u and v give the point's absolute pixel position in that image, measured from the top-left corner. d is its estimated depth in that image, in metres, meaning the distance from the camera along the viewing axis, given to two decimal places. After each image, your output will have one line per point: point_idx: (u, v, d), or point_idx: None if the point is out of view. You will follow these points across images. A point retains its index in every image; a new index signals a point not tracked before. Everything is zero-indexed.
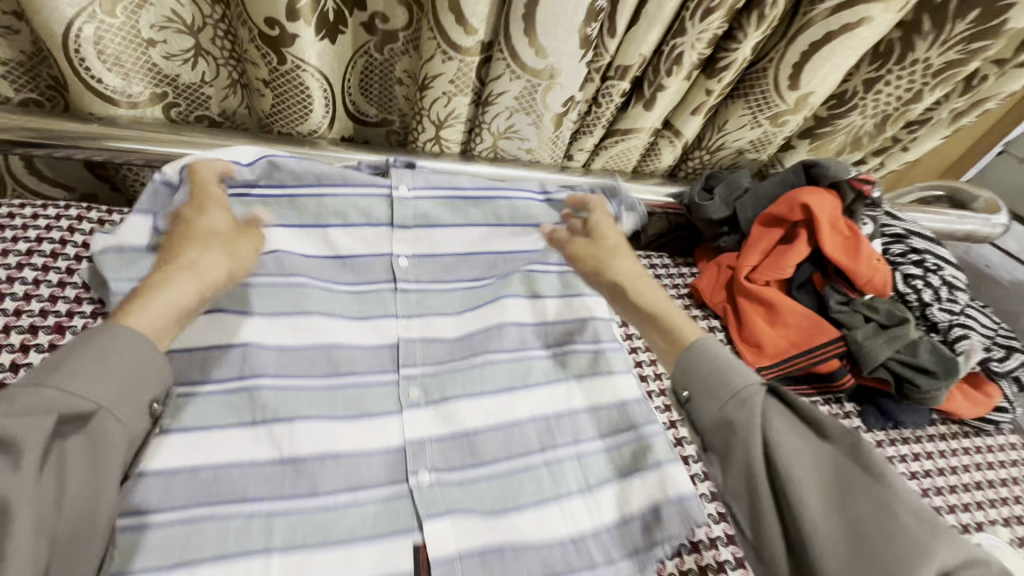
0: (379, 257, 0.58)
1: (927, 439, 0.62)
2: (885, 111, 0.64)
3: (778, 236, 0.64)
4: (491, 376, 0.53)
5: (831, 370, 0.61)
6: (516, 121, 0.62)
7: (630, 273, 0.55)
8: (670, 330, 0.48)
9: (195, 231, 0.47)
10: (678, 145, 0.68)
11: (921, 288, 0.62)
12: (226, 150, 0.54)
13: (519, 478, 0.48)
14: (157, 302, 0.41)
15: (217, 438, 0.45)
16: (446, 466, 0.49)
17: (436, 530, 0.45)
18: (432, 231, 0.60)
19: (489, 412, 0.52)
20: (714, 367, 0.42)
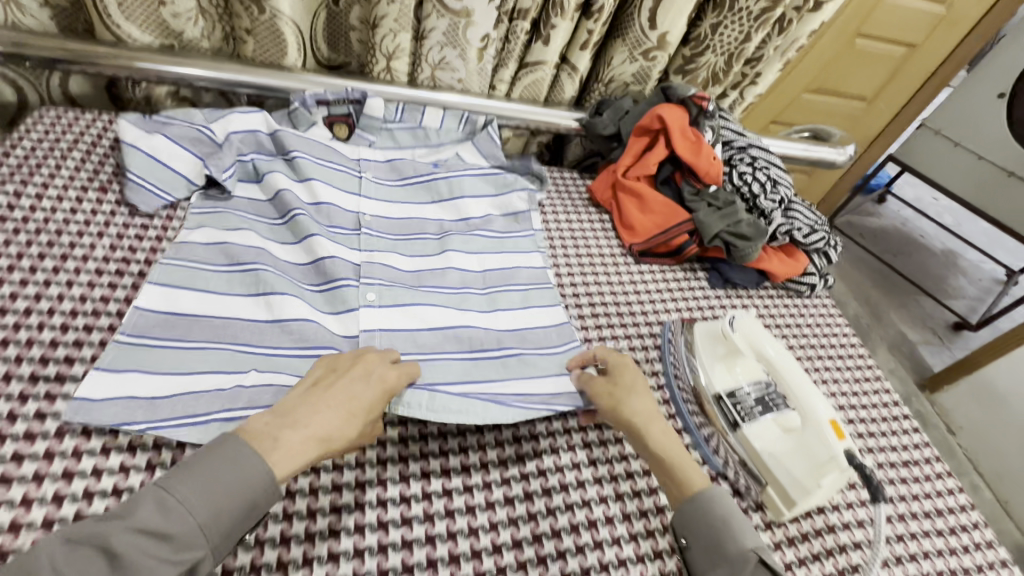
0: (346, 191, 0.76)
1: (756, 295, 0.84)
2: (730, 50, 0.82)
3: (645, 144, 0.84)
4: (427, 261, 0.72)
5: (681, 243, 0.82)
6: (447, 54, 0.83)
7: (639, 406, 0.57)
8: (670, 464, 0.54)
9: (347, 372, 0.52)
10: (575, 78, 0.88)
11: (750, 182, 0.83)
12: (246, 115, 0.74)
13: (440, 298, 0.68)
14: (285, 450, 0.45)
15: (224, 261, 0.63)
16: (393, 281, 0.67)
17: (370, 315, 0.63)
18: (389, 183, 0.80)
19: (425, 284, 0.69)
20: (724, 521, 0.51)
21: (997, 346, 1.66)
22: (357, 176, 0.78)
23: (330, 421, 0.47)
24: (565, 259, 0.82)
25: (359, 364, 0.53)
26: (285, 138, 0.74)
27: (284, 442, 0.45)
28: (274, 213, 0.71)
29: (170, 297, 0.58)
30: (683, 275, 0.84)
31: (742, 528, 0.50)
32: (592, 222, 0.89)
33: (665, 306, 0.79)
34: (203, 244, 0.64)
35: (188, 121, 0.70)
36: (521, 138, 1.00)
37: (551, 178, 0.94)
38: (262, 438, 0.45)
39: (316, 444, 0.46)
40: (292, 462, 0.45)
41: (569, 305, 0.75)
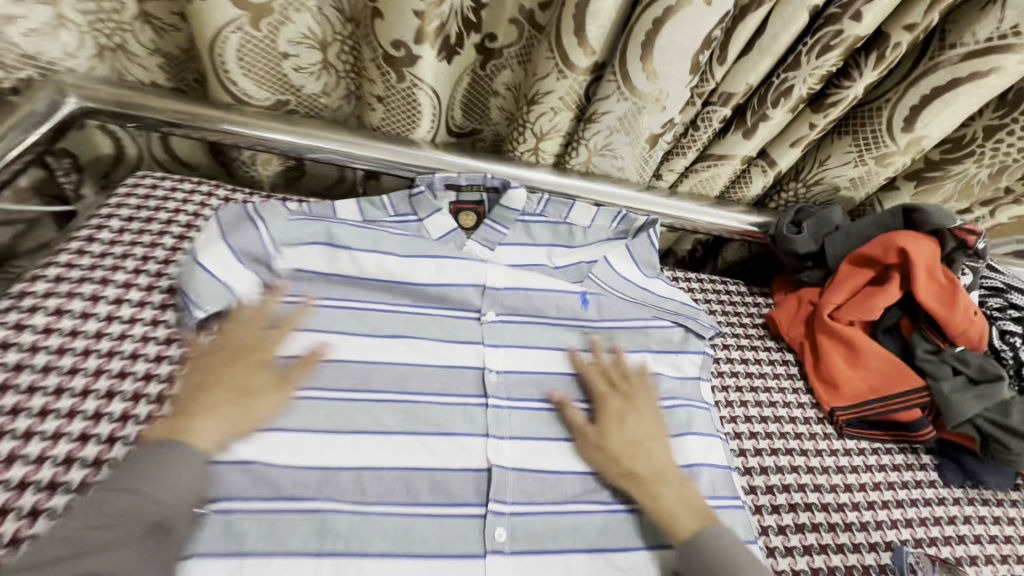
0: (470, 346, 0.60)
1: (1009, 503, 0.60)
2: (1003, 163, 0.61)
3: (867, 277, 0.63)
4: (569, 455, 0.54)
5: (911, 420, 0.60)
6: (615, 139, 0.65)
7: (630, 437, 0.53)
8: (669, 514, 0.48)
9: (267, 351, 0.52)
10: (770, 175, 0.68)
11: (1019, 346, 0.60)
12: (346, 245, 0.60)
13: (593, 529, 0.51)
14: (214, 411, 0.45)
15: (321, 443, 0.49)
16: (522, 503, 0.51)
17: (500, 568, 0.47)
18: (515, 326, 0.63)
19: (564, 494, 0.52)
20: (723, 557, 0.45)
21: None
22: (478, 319, 0.62)
23: (216, 423, 0.45)
24: (749, 432, 0.61)
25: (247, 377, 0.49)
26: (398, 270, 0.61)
27: (201, 411, 0.45)
28: (392, 357, 0.56)
29: (238, 530, 0.44)
30: (904, 460, 0.62)
31: (736, 559, 0.45)
32: (773, 363, 0.68)
33: (889, 515, 0.57)
34: (301, 401, 0.51)
35: (269, 240, 0.56)
36: (675, 234, 0.81)
37: (715, 296, 0.74)
38: (164, 431, 0.43)
39: (230, 426, 0.46)
40: (216, 438, 0.44)
41: (761, 509, 0.55)
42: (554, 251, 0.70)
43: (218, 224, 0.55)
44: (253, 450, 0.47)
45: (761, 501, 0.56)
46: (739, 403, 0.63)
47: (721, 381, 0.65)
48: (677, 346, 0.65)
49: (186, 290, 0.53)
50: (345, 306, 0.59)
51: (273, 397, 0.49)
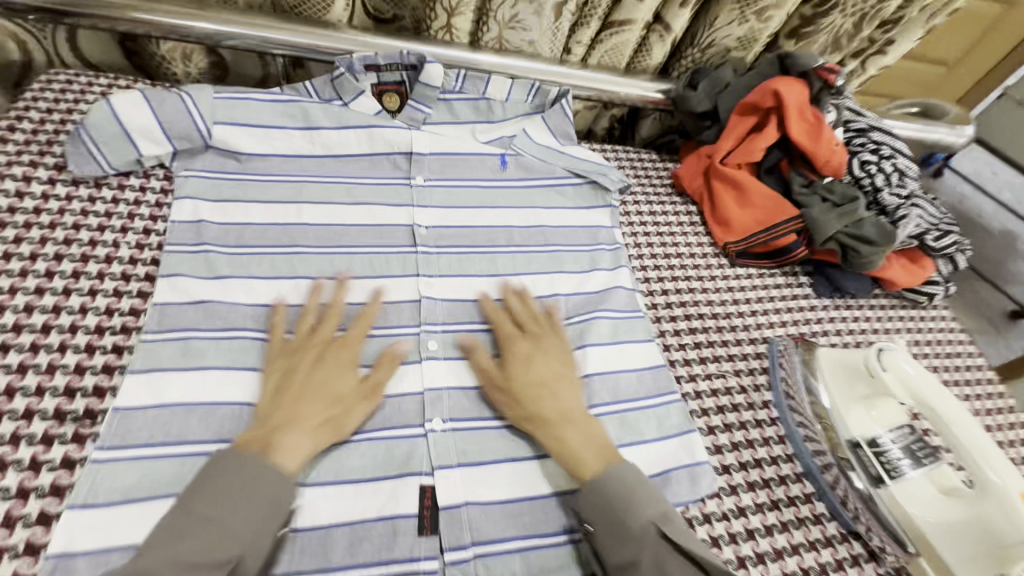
0: (400, 207, 0.65)
1: (866, 306, 0.73)
2: (863, 10, 0.68)
3: (751, 124, 0.71)
4: (493, 287, 0.61)
5: (787, 244, 0.71)
6: (520, 10, 0.69)
7: (534, 377, 0.51)
8: (574, 457, 0.46)
9: (352, 351, 0.51)
10: (668, 41, 0.75)
11: (875, 173, 0.70)
12: (272, 124, 0.64)
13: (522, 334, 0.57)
14: (289, 435, 0.43)
15: (266, 286, 0.55)
16: (451, 323, 0.58)
17: (435, 370, 0.53)
18: (443, 188, 0.68)
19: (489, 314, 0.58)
20: (626, 492, 0.44)
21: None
22: (407, 182, 0.67)
23: (314, 408, 0.45)
24: (654, 265, 0.70)
25: (320, 377, 0.47)
26: (326, 137, 0.66)
27: (295, 420, 0.44)
28: (325, 219, 0.61)
29: (195, 349, 0.49)
30: (784, 281, 0.73)
31: (648, 498, 0.44)
32: (678, 213, 0.77)
33: (769, 320, 0.68)
34: (242, 257, 0.56)
35: (197, 115, 0.59)
36: (591, 111, 0.87)
37: (626, 159, 0.82)
38: (256, 441, 0.42)
39: (318, 427, 0.44)
40: (305, 444, 0.43)
41: (659, 320, 0.65)
42: (478, 128, 0.75)
43: (142, 97, 0.57)
44: (196, 295, 0.52)
45: (662, 317, 0.65)
46: (647, 244, 0.72)
47: (630, 227, 0.73)
48: (590, 201, 0.72)
49: (115, 160, 0.57)
50: (279, 178, 0.63)
51: (367, 401, 0.48)
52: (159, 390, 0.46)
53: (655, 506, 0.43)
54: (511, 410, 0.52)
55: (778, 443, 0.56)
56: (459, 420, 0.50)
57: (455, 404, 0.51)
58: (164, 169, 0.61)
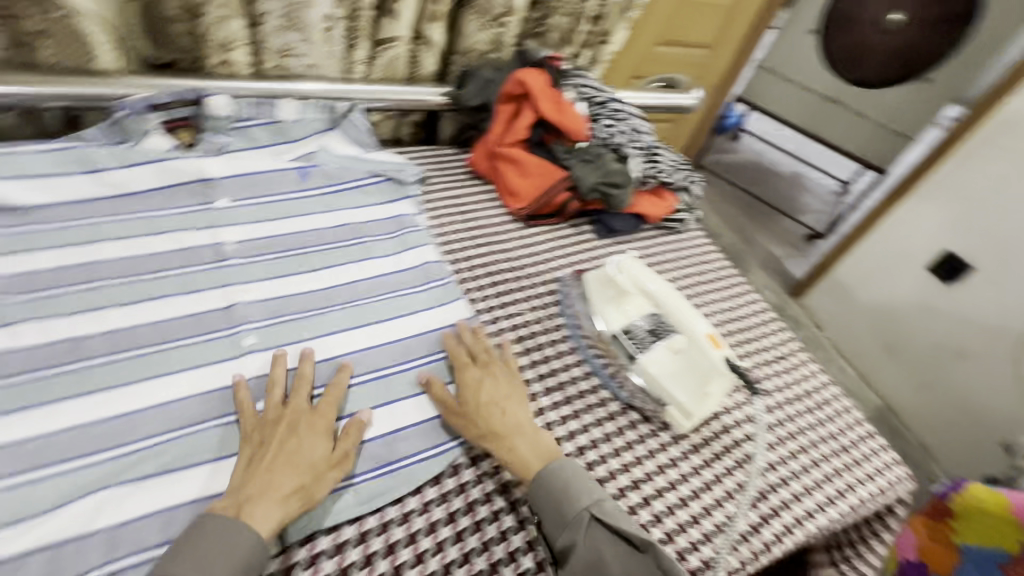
0: (204, 230, 0.69)
1: (637, 239, 0.90)
2: (573, 10, 0.87)
3: (513, 111, 0.86)
4: (305, 282, 0.67)
5: (562, 201, 0.86)
6: (290, 39, 0.78)
7: (488, 399, 0.58)
8: (521, 462, 0.55)
9: (325, 418, 0.53)
10: (433, 51, 0.87)
11: (615, 133, 0.88)
12: (51, 173, 0.65)
13: (337, 317, 0.65)
14: (263, 501, 0.46)
15: (66, 323, 0.56)
16: (267, 318, 0.62)
17: (256, 361, 0.58)
18: (248, 207, 0.74)
19: (304, 306, 0.65)
20: (563, 484, 0.53)
21: (840, 247, 1.76)
22: (209, 208, 0.72)
23: (287, 480, 0.47)
24: (458, 239, 0.81)
25: (305, 445, 0.50)
26: (115, 177, 0.68)
27: (254, 493, 0.46)
28: (125, 251, 0.63)
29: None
30: (570, 232, 0.88)
31: (581, 488, 0.53)
32: (476, 193, 0.89)
33: (560, 264, 0.82)
34: (29, 300, 0.56)
35: None
36: (390, 121, 0.97)
37: (428, 156, 0.94)
38: (228, 506, 0.46)
39: (284, 499, 0.47)
40: (276, 514, 0.46)
41: (465, 282, 0.75)
42: (281, 149, 0.82)
43: None
44: None
45: (468, 280, 0.76)
46: (450, 222, 0.83)
47: (434, 212, 0.85)
48: (392, 196, 0.83)
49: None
50: (69, 223, 0.64)
51: (331, 473, 0.51)
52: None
53: (589, 495, 0.52)
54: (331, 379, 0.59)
55: (569, 354, 0.70)
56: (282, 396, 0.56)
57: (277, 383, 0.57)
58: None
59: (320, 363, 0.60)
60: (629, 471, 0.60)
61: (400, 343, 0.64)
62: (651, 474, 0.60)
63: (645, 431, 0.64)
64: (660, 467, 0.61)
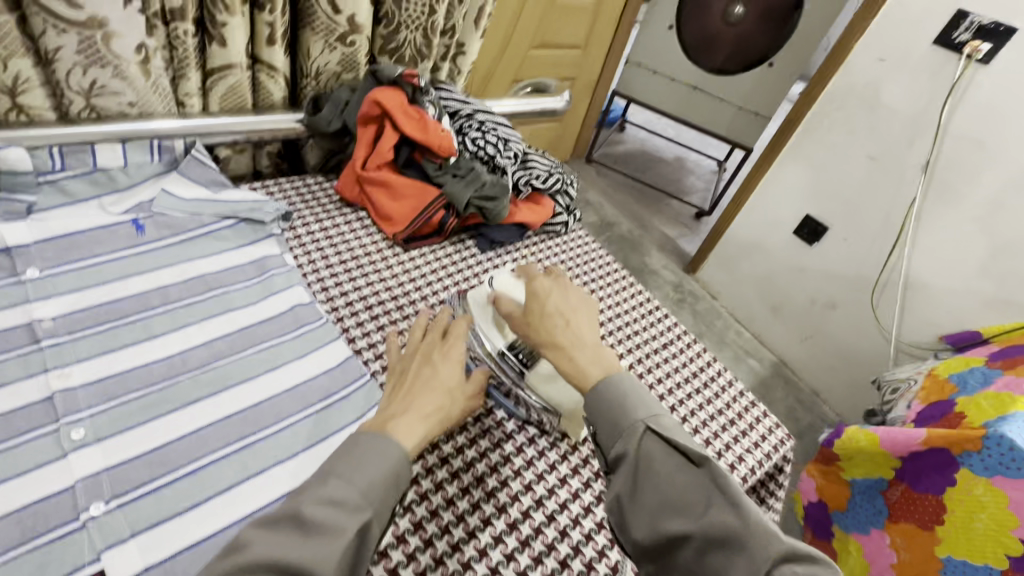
0: (12, 309, 0.59)
1: (522, 247, 0.90)
2: (422, 24, 0.84)
3: (375, 132, 0.82)
4: (151, 350, 0.59)
5: (439, 220, 0.84)
6: (97, 76, 0.68)
7: (558, 308, 0.58)
8: (579, 375, 0.52)
9: (455, 348, 0.58)
10: (278, 78, 0.81)
11: (484, 144, 0.87)
12: None
13: (190, 386, 0.57)
14: (408, 418, 0.47)
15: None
16: (101, 402, 0.54)
17: (88, 456, 0.50)
18: (69, 272, 0.64)
19: (147, 379, 0.57)
20: (616, 403, 0.48)
21: (720, 223, 1.90)
22: (16, 281, 0.61)
23: (432, 399, 0.51)
24: (332, 274, 0.76)
25: (444, 368, 0.55)
26: None
27: (397, 416, 0.48)
28: None
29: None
30: (453, 250, 0.86)
31: (637, 401, 0.48)
32: (348, 221, 0.84)
33: (444, 285, 0.80)
34: None
35: None
36: (243, 154, 0.89)
37: (291, 187, 0.87)
38: (376, 425, 0.47)
39: (427, 419, 0.49)
40: (420, 430, 0.47)
41: (343, 320, 0.71)
42: (105, 200, 0.72)
43: None
44: None
45: (348, 318, 0.71)
46: (321, 257, 0.78)
47: (302, 248, 0.79)
48: (251, 237, 0.76)
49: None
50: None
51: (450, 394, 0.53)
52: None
53: (647, 407, 0.47)
54: (187, 459, 0.52)
55: None
56: (123, 493, 0.48)
57: (116, 478, 0.49)
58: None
59: (173, 443, 0.53)
60: (531, 491, 0.60)
61: (270, 401, 0.59)
62: (554, 488, 0.61)
63: (544, 445, 0.66)
64: (563, 478, 0.62)
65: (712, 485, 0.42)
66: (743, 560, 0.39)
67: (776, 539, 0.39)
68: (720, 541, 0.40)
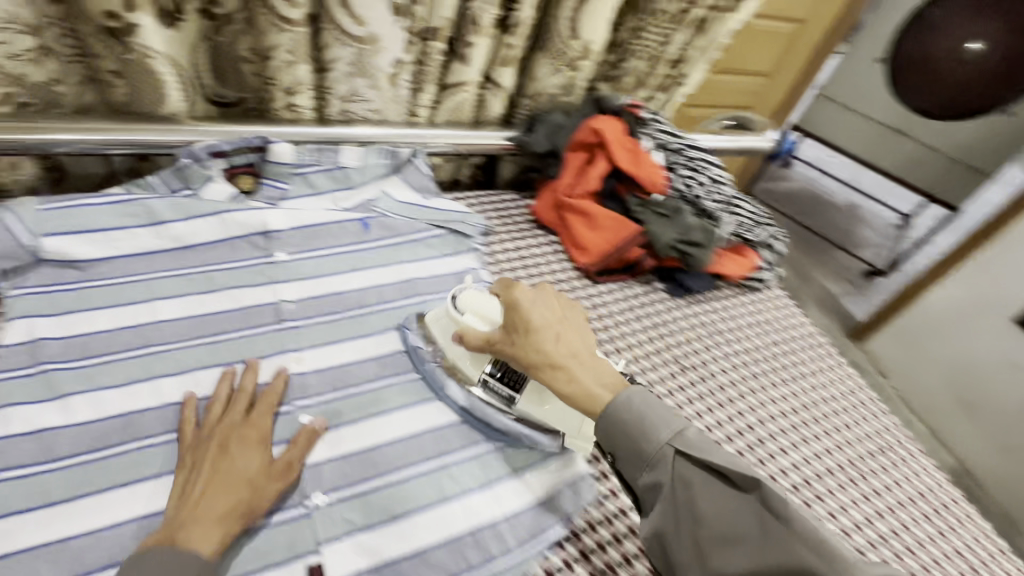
0: (261, 287, 0.66)
1: (715, 299, 0.84)
2: (652, 53, 0.79)
3: (585, 159, 0.81)
4: (368, 347, 0.63)
5: (635, 257, 0.80)
6: (356, 84, 0.74)
7: (567, 349, 0.52)
8: (585, 396, 0.50)
9: (258, 430, 0.51)
10: (501, 95, 0.83)
11: (694, 185, 0.81)
12: (114, 226, 0.63)
13: (399, 391, 0.60)
14: (195, 522, 0.42)
15: (119, 395, 0.52)
16: (327, 392, 0.58)
17: (315, 443, 0.54)
18: (308, 261, 0.70)
19: (364, 377, 0.61)
20: (643, 428, 0.46)
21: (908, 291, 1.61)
22: (268, 261, 0.69)
23: (217, 500, 0.44)
24: None
25: (237, 461, 0.47)
26: (175, 229, 0.66)
27: (196, 512, 0.43)
28: (186, 310, 0.61)
29: (38, 486, 0.46)
30: (642, 290, 0.81)
31: (657, 420, 0.46)
32: (541, 244, 0.84)
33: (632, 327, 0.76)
34: (92, 367, 0.54)
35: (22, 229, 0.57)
36: (450, 163, 0.92)
37: (489, 203, 0.88)
38: (160, 536, 0.41)
39: (223, 519, 0.43)
40: (215, 534, 0.42)
41: None
42: (339, 196, 0.79)
43: None
44: (37, 420, 0.49)
45: None
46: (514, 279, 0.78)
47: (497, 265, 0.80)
48: (453, 248, 0.79)
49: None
50: (129, 279, 0.62)
51: (277, 484, 0.48)
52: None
53: (669, 425, 0.45)
54: (394, 465, 0.54)
55: None
56: (340, 487, 0.51)
57: (335, 471, 0.52)
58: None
59: (383, 447, 0.55)
60: None
61: (469, 422, 0.60)
62: None
63: None
64: None
65: (763, 509, 0.40)
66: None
67: (845, 562, 0.35)
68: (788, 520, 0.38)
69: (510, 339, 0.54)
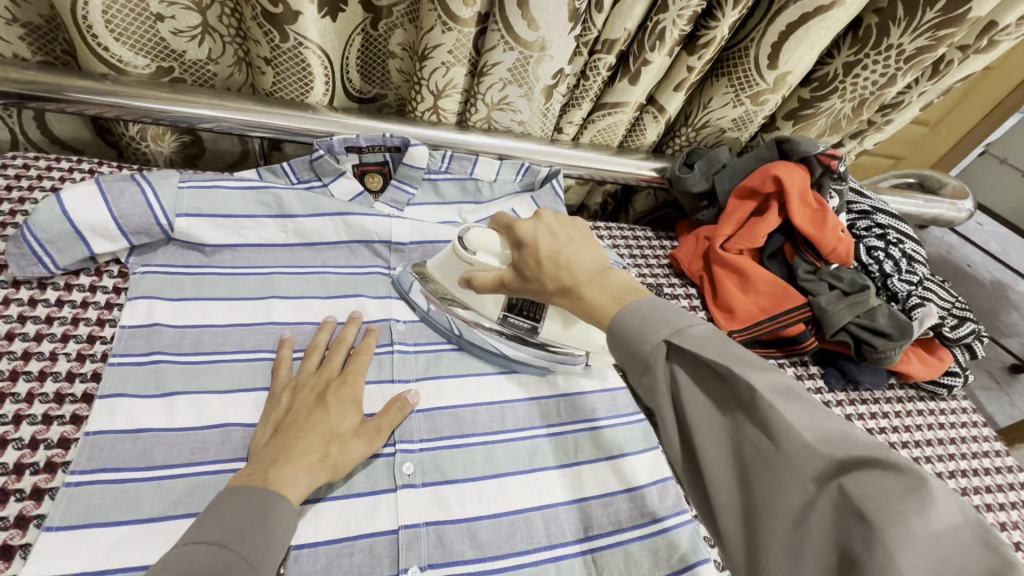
0: (380, 300, 0.61)
1: (884, 400, 0.69)
2: (863, 96, 0.66)
3: (752, 209, 0.68)
4: (479, 389, 0.56)
5: (796, 333, 0.66)
6: (509, 92, 0.67)
7: (579, 267, 0.46)
8: (599, 309, 0.43)
9: (353, 387, 0.50)
10: (662, 121, 0.73)
11: (883, 259, 0.67)
12: (241, 217, 0.58)
13: (503, 454, 0.52)
14: (291, 464, 0.42)
15: (223, 403, 0.48)
16: (430, 439, 0.51)
17: (413, 499, 0.47)
18: None
19: (464, 429, 0.53)
20: (641, 320, 0.39)
21: None
22: (386, 272, 0.64)
23: (312, 442, 0.44)
24: None
25: (328, 411, 0.47)
26: (303, 225, 0.61)
27: (284, 458, 0.42)
28: (303, 316, 0.57)
29: (127, 497, 0.42)
30: (794, 371, 0.69)
31: (655, 318, 0.38)
32: (677, 297, 0.73)
33: None
34: (202, 364, 0.50)
35: (157, 206, 0.54)
36: (584, 188, 0.84)
37: (622, 238, 0.78)
38: (253, 476, 0.41)
39: (314, 468, 0.43)
40: (305, 481, 0.42)
41: None
42: (465, 209, 0.72)
43: (98, 190, 0.52)
44: (139, 420, 0.45)
45: None
46: None
47: None
48: None
49: (63, 260, 0.52)
50: (248, 271, 0.58)
51: (363, 447, 0.47)
52: (83, 545, 0.39)
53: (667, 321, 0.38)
54: (499, 548, 0.46)
55: None
56: (439, 562, 0.44)
57: (435, 542, 0.45)
58: (119, 265, 0.56)
59: (484, 521, 0.47)
60: None
61: (578, 506, 0.50)
62: None
63: None
64: None
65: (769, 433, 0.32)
66: (869, 535, 0.27)
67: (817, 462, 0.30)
68: (861, 458, 0.29)
69: (523, 277, 0.49)
